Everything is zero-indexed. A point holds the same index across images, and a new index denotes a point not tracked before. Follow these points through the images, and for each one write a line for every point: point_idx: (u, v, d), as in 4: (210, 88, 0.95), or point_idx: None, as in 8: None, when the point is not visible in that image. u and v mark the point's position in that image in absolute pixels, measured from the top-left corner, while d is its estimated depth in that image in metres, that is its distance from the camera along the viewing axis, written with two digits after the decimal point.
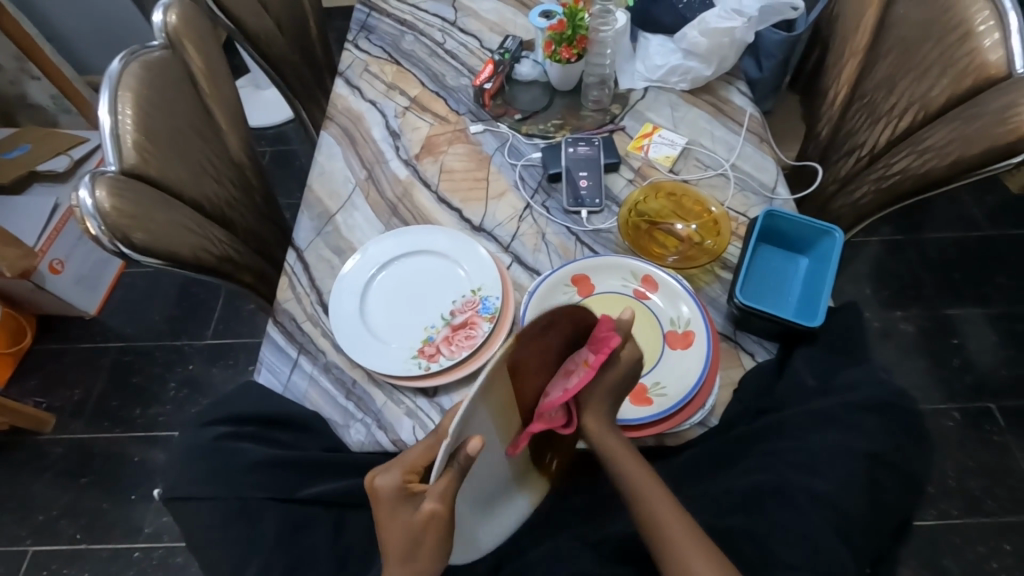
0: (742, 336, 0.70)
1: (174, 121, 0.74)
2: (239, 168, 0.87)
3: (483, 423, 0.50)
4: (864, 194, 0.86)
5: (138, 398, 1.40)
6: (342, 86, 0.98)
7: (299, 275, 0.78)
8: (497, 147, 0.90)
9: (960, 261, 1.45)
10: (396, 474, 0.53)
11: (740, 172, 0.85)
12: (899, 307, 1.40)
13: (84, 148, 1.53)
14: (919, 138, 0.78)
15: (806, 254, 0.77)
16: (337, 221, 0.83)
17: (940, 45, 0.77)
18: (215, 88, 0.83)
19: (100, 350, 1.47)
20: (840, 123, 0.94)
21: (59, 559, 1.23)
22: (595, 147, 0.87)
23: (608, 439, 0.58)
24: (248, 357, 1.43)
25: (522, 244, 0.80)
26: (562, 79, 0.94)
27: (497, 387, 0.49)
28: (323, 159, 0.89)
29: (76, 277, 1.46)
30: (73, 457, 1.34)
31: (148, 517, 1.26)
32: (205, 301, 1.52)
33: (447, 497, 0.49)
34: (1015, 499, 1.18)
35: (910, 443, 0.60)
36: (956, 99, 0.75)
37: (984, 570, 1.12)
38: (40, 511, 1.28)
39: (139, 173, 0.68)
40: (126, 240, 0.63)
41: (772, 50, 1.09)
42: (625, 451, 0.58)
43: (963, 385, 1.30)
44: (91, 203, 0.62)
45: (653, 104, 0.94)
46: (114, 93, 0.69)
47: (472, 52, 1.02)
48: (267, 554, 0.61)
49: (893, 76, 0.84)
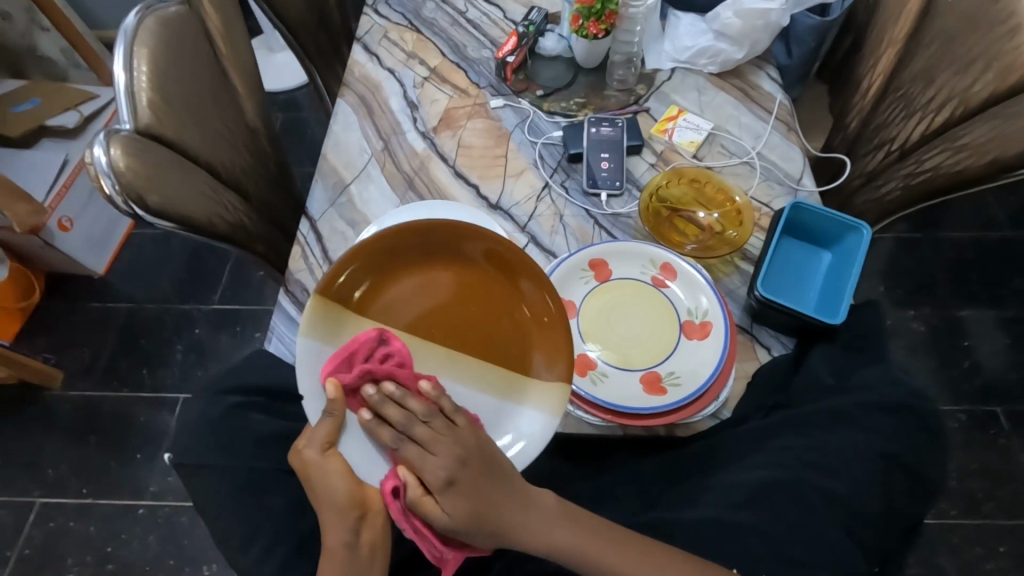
0: (758, 329, 0.70)
1: (190, 81, 0.72)
2: (253, 133, 0.85)
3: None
4: (891, 190, 0.84)
5: (145, 359, 1.41)
6: (359, 52, 0.95)
7: (312, 245, 0.77)
8: (517, 123, 0.87)
9: (977, 262, 1.43)
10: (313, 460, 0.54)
11: (766, 161, 0.83)
12: (911, 305, 1.38)
13: (94, 105, 1.51)
14: (954, 136, 0.76)
15: (829, 249, 0.75)
16: (351, 192, 0.81)
17: (987, 37, 0.74)
18: (230, 48, 0.81)
19: (108, 311, 1.47)
20: (871, 115, 0.91)
21: (67, 512, 1.25)
22: (618, 129, 0.84)
23: (559, 536, 0.53)
24: (256, 324, 1.44)
25: (539, 225, 0.78)
26: (588, 55, 0.91)
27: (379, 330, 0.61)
28: (338, 128, 0.87)
29: (85, 237, 1.45)
30: (81, 414, 1.35)
31: (155, 476, 1.28)
32: (214, 267, 1.51)
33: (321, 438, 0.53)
34: (1013, 503, 1.19)
35: (926, 445, 0.59)
36: (997, 97, 0.72)
37: (977, 570, 1.14)
38: (48, 465, 1.30)
39: (154, 133, 0.66)
40: (140, 201, 0.62)
41: (804, 35, 1.05)
42: (585, 535, 0.53)
43: (970, 388, 1.29)
44: (106, 162, 0.61)
45: (679, 87, 0.91)
46: (130, 49, 0.66)
47: (495, 23, 0.98)
48: (274, 525, 0.60)
49: (932, 68, 0.81)
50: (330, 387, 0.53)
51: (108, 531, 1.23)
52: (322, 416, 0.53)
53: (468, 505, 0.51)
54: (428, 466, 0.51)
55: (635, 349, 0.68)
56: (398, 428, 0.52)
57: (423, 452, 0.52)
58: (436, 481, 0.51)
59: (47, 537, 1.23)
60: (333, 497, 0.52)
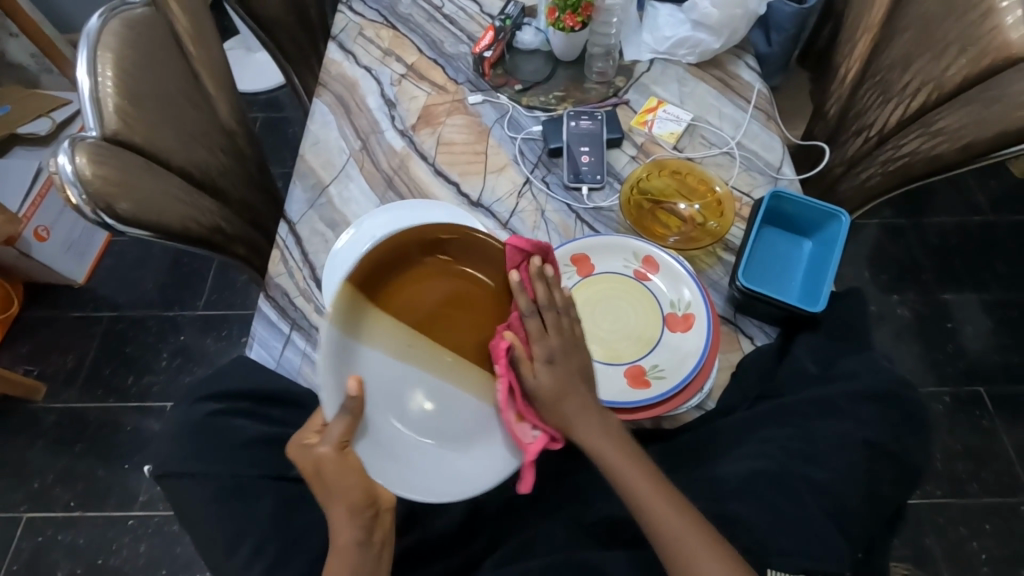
0: (742, 319, 0.71)
1: (159, 84, 0.70)
2: (229, 135, 0.84)
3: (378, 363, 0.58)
4: (871, 176, 0.84)
5: (130, 368, 1.38)
6: (335, 50, 0.94)
7: (291, 249, 0.76)
8: (497, 119, 0.87)
9: (959, 246, 1.44)
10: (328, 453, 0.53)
11: (747, 151, 0.83)
12: (895, 290, 1.40)
13: (67, 110, 1.48)
14: (930, 121, 0.77)
15: (811, 237, 0.75)
16: (330, 193, 0.80)
17: (962, 22, 0.75)
18: (201, 49, 0.79)
19: (90, 320, 1.45)
20: (850, 101, 0.91)
21: (54, 525, 1.23)
22: (598, 122, 0.84)
23: (601, 445, 0.56)
24: (242, 329, 1.42)
25: (522, 221, 0.78)
26: (566, 48, 0.90)
27: (376, 326, 0.59)
28: (315, 128, 0.86)
29: (63, 245, 1.43)
30: (66, 425, 1.33)
31: (143, 486, 1.26)
32: (197, 272, 1.49)
33: (341, 440, 0.52)
34: (997, 481, 1.21)
35: (909, 432, 0.60)
36: (971, 81, 0.73)
37: (963, 548, 1.16)
38: (34, 478, 1.28)
39: (122, 140, 0.64)
40: (109, 209, 0.61)
41: (783, 22, 1.05)
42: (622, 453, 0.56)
43: (953, 370, 1.31)
44: (72, 170, 0.59)
45: (659, 77, 0.90)
46: (94, 53, 0.65)
47: (472, 17, 0.97)
48: (259, 533, 0.59)
49: (907, 54, 0.81)
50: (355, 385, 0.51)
51: (97, 542, 1.21)
52: (340, 411, 0.52)
53: (555, 384, 0.58)
54: (540, 344, 0.58)
55: (620, 344, 0.68)
56: (539, 302, 0.58)
57: (544, 331, 0.58)
58: (542, 355, 0.58)
59: (35, 551, 1.21)
60: (351, 495, 0.51)
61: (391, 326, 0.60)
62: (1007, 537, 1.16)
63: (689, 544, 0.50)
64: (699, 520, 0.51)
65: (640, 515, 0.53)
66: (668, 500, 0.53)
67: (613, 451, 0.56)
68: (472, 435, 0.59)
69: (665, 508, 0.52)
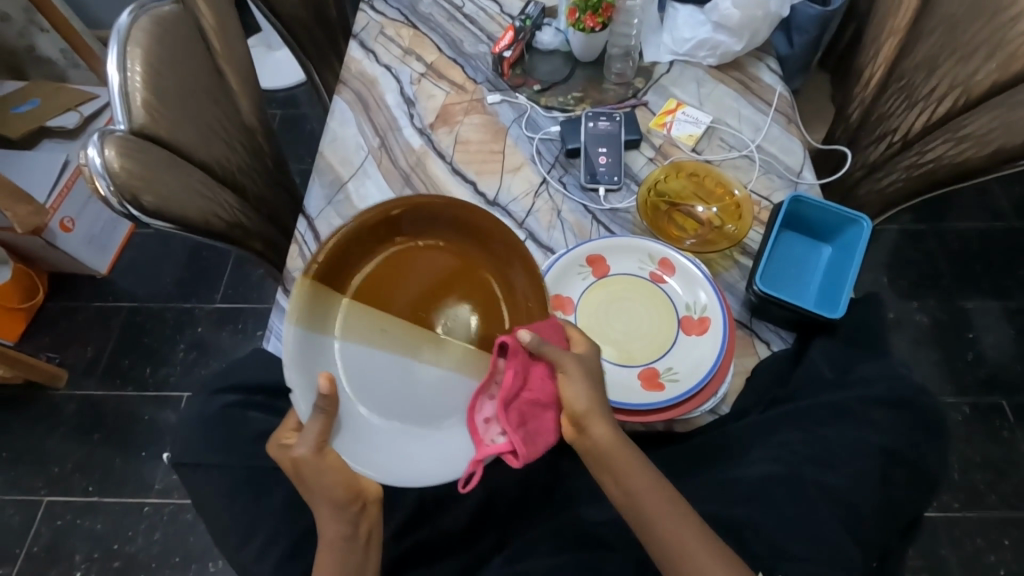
0: (758, 324, 0.70)
1: (185, 80, 0.72)
2: (250, 131, 0.85)
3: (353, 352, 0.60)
4: (894, 182, 0.83)
5: (148, 358, 1.41)
6: (355, 49, 0.94)
7: (310, 244, 0.77)
8: (514, 118, 0.87)
9: (982, 253, 1.41)
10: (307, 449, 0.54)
11: (766, 154, 0.82)
12: (915, 297, 1.37)
13: (93, 105, 1.52)
14: (956, 126, 0.75)
15: (830, 242, 0.74)
16: (349, 190, 0.81)
17: (991, 25, 0.73)
18: (226, 46, 0.80)
19: (112, 310, 1.48)
20: (872, 106, 0.90)
21: (73, 510, 1.26)
22: (616, 123, 0.83)
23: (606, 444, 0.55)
24: (258, 323, 1.44)
25: (537, 221, 0.78)
26: (585, 49, 0.90)
27: (348, 314, 0.61)
28: (335, 125, 0.87)
29: (87, 237, 1.46)
30: (86, 413, 1.36)
31: (159, 474, 1.29)
32: (215, 265, 1.52)
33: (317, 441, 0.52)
34: (1018, 496, 1.18)
35: (928, 442, 0.59)
36: (1000, 86, 0.71)
37: (980, 563, 1.13)
38: (54, 463, 1.31)
39: (149, 134, 0.66)
40: (135, 201, 0.62)
41: (806, 25, 1.04)
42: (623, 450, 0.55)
43: (974, 380, 1.28)
44: (100, 162, 0.61)
45: (678, 79, 0.90)
46: (124, 49, 0.66)
47: (491, 17, 0.98)
48: (271, 526, 0.59)
49: (934, 58, 0.80)
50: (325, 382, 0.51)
51: (113, 528, 1.24)
52: (315, 412, 0.52)
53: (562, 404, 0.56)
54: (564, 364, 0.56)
55: (635, 345, 0.68)
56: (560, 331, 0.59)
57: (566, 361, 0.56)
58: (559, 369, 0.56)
59: (54, 534, 1.24)
60: (333, 493, 0.53)
61: (366, 313, 0.62)
62: None
63: (693, 555, 0.49)
64: (698, 523, 0.51)
65: (639, 521, 0.53)
66: (673, 511, 0.52)
67: (624, 459, 0.54)
68: (446, 421, 0.59)
69: (662, 510, 0.52)
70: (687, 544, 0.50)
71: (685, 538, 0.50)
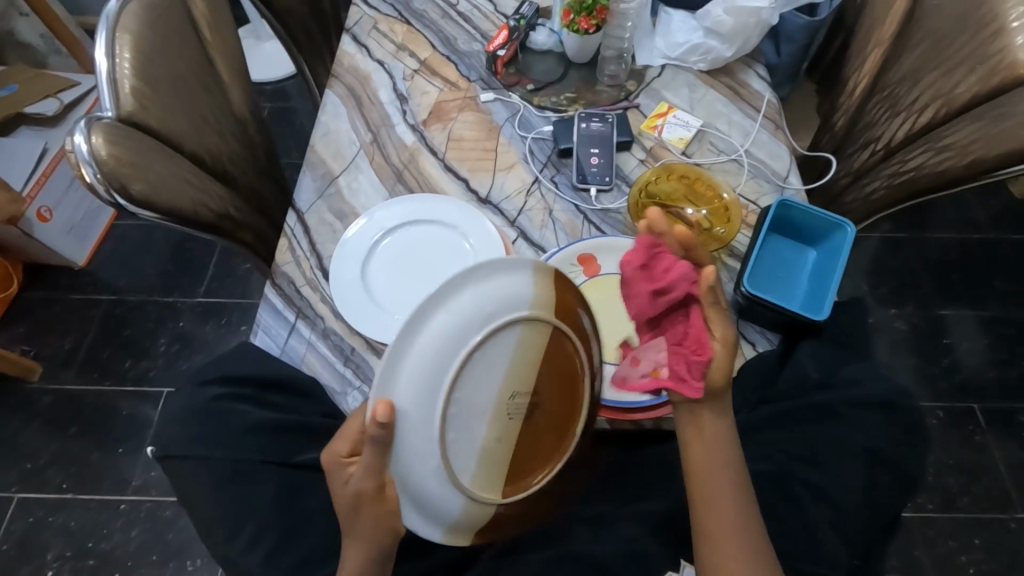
0: (744, 325, 0.69)
1: (175, 68, 0.71)
2: (240, 122, 0.84)
3: (408, 453, 0.47)
4: (876, 189, 0.85)
5: (127, 352, 1.38)
6: (348, 43, 0.94)
7: (299, 237, 0.76)
8: (508, 117, 0.87)
9: (957, 262, 1.46)
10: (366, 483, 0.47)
11: (755, 159, 0.83)
12: (894, 303, 1.41)
13: (75, 92, 1.48)
14: (938, 136, 0.77)
15: (814, 247, 0.76)
16: (340, 183, 0.81)
17: (974, 40, 0.75)
18: (217, 35, 0.79)
19: (89, 302, 1.44)
20: (857, 115, 0.92)
21: (46, 506, 1.23)
22: (608, 124, 0.84)
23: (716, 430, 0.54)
24: (242, 318, 1.42)
25: (529, 219, 0.78)
26: (579, 50, 0.91)
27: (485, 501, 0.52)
28: (327, 119, 0.86)
29: (65, 227, 1.42)
30: (62, 407, 1.33)
31: (138, 471, 1.26)
32: (199, 258, 1.49)
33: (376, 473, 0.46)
34: (988, 497, 1.22)
35: (904, 441, 0.61)
36: (979, 99, 0.74)
37: (952, 562, 1.17)
38: (27, 459, 1.27)
39: (137, 121, 0.65)
40: (122, 190, 0.61)
41: (794, 34, 1.07)
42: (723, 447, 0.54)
43: (948, 384, 1.32)
44: (87, 149, 0.59)
45: (670, 83, 0.91)
46: (112, 34, 0.65)
47: (486, 16, 0.98)
48: (263, 516, 0.59)
49: (917, 70, 0.82)
50: (380, 410, 0.44)
51: (88, 525, 1.21)
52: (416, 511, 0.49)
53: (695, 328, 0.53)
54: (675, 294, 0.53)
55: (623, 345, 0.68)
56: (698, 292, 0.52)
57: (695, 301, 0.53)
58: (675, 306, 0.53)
59: (26, 532, 1.21)
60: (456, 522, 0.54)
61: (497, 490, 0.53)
62: (996, 553, 1.17)
63: (736, 547, 0.51)
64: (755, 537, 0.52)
65: (702, 520, 0.53)
66: (737, 517, 0.52)
67: (712, 431, 0.54)
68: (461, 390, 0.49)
69: (730, 525, 0.52)
70: (731, 527, 0.51)
71: (730, 522, 0.51)
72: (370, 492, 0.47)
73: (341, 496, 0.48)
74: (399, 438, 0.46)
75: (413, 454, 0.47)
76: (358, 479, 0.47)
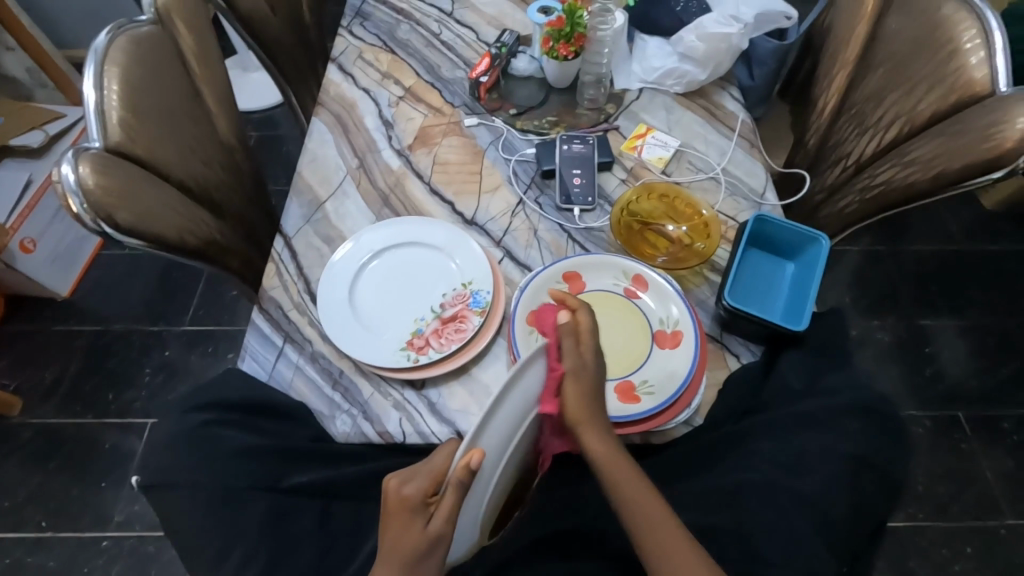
0: (728, 338, 0.71)
1: (163, 99, 0.72)
2: (228, 151, 0.85)
3: (468, 504, 0.48)
4: (849, 204, 0.88)
5: (111, 383, 1.36)
6: (334, 72, 0.96)
7: (286, 263, 0.77)
8: (491, 141, 0.89)
9: (934, 273, 1.49)
10: (438, 525, 0.46)
11: (731, 176, 0.86)
12: (876, 314, 1.44)
13: (60, 123, 1.48)
14: (903, 151, 0.80)
15: (792, 259, 0.78)
16: (326, 209, 0.82)
17: (931, 60, 0.79)
18: (204, 67, 0.81)
19: (72, 333, 1.42)
20: (828, 132, 0.95)
21: (24, 546, 1.19)
22: (589, 146, 0.86)
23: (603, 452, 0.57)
24: (229, 345, 1.41)
25: (515, 239, 0.80)
26: (559, 76, 0.94)
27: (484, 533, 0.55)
28: (313, 145, 0.88)
29: (48, 257, 1.41)
30: (42, 441, 1.29)
31: (120, 505, 1.22)
32: (185, 286, 1.48)
33: (454, 519, 0.46)
34: (977, 504, 1.23)
35: (886, 445, 0.62)
36: (940, 115, 0.77)
37: (947, 571, 1.17)
38: (5, 497, 1.24)
39: (124, 151, 0.66)
40: (108, 219, 0.61)
41: (765, 57, 1.11)
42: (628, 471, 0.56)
43: (933, 392, 1.34)
44: (74, 179, 0.60)
45: (648, 106, 0.94)
46: (100, 67, 0.66)
47: (468, 44, 1.01)
48: (250, 541, 0.60)
49: (881, 90, 0.86)
50: (475, 455, 0.43)
51: (67, 564, 1.17)
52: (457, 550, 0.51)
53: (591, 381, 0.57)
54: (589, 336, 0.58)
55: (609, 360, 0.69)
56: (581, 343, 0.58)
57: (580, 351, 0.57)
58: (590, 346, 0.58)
59: (2, 573, 1.16)
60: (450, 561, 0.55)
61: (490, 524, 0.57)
62: (988, 560, 1.18)
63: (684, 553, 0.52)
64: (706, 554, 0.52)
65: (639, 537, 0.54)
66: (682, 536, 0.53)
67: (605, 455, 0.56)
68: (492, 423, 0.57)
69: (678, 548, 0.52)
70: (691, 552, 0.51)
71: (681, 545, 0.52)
72: (446, 537, 0.46)
73: (410, 538, 0.46)
74: (480, 475, 0.46)
75: (472, 500, 0.48)
76: (439, 524, 0.45)
